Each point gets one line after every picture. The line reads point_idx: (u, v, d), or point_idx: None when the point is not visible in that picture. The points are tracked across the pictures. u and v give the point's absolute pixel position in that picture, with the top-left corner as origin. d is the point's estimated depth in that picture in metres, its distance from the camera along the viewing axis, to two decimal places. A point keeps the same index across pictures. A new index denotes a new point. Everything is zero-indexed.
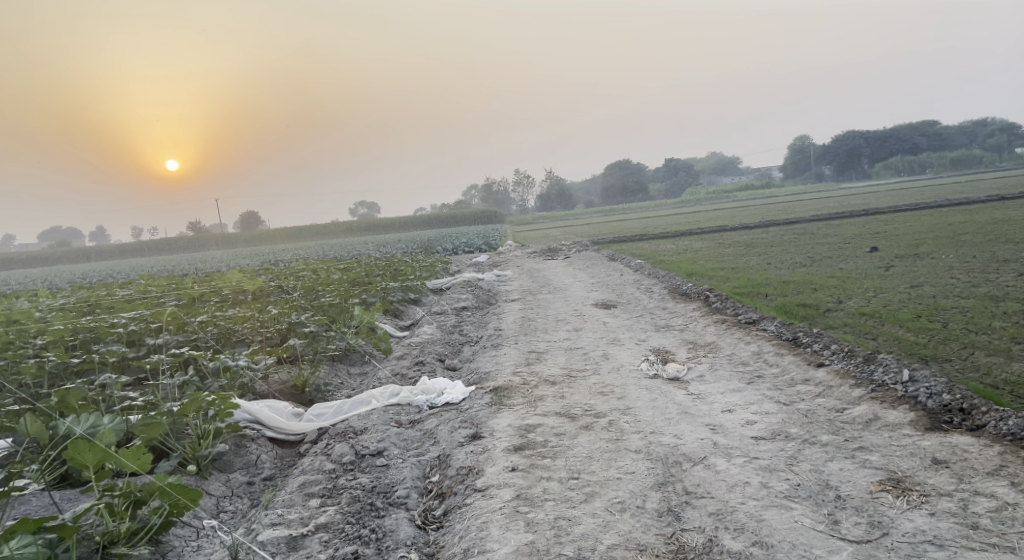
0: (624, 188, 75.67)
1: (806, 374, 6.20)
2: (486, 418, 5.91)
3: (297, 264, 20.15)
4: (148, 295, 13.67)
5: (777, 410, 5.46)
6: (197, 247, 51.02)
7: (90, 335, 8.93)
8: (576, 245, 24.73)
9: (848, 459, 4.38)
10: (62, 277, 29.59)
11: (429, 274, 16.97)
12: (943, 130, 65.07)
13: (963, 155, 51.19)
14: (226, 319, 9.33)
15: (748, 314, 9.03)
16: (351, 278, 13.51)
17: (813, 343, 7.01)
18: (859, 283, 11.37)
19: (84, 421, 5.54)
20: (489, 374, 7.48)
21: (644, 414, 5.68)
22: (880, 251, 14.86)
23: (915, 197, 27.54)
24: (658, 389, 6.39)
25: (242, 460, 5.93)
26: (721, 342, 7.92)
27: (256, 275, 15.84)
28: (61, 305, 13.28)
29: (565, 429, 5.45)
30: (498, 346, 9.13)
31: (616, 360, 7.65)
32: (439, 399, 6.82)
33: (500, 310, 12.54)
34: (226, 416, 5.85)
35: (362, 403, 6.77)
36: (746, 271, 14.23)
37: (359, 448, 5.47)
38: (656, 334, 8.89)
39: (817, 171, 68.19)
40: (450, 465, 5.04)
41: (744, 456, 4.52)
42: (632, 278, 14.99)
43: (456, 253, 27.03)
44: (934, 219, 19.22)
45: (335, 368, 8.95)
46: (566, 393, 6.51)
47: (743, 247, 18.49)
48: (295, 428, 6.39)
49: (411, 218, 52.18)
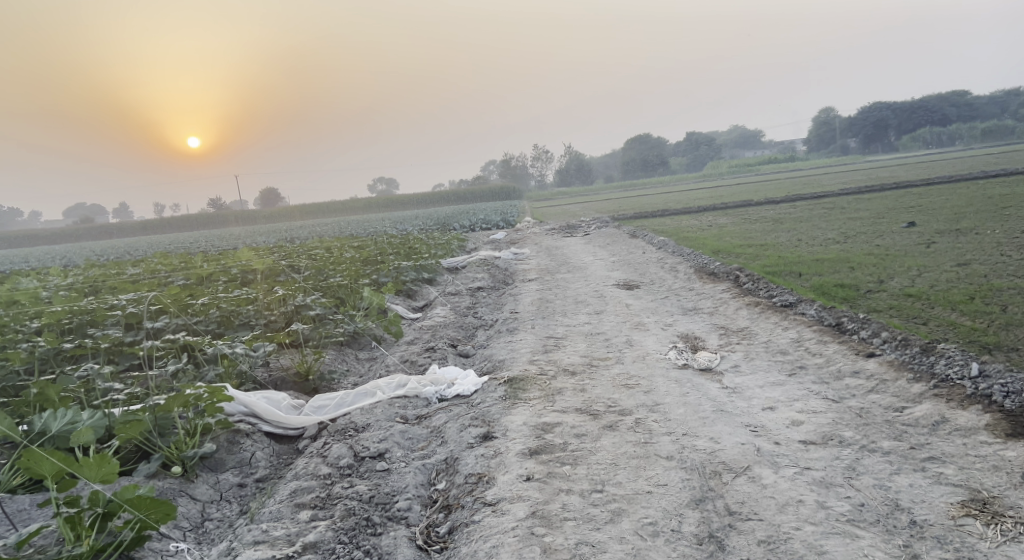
0: (645, 162, 74.52)
1: (854, 366, 5.58)
2: (498, 415, 5.35)
3: (311, 241, 19.65)
4: (155, 274, 13.18)
5: (825, 409, 4.86)
6: (215, 224, 50.75)
7: (86, 317, 8.46)
8: (596, 221, 24.03)
9: (919, 474, 3.78)
10: (77, 254, 29.29)
11: (445, 252, 16.39)
12: (973, 99, 63.20)
13: (994, 126, 49.59)
14: (228, 299, 8.81)
15: (783, 296, 8.38)
16: (363, 257, 12.97)
17: (860, 331, 6.38)
18: (899, 261, 10.66)
19: (61, 417, 5.04)
20: (504, 363, 6.93)
21: (675, 411, 5.09)
22: (918, 227, 14.08)
23: (947, 170, 26.45)
24: (689, 382, 5.79)
25: (234, 458, 5.41)
26: (755, 328, 7.29)
27: (267, 254, 15.34)
28: (67, 284, 12.84)
29: (587, 429, 4.88)
30: (514, 330, 8.55)
31: (641, 347, 7.06)
32: (449, 391, 6.27)
33: (517, 290, 11.96)
34: (216, 412, 5.33)
35: (366, 395, 6.22)
36: (776, 248, 13.51)
37: (357, 450, 4.93)
38: (683, 318, 8.28)
39: (842, 144, 66.60)
40: (458, 471, 4.49)
41: (793, 467, 3.93)
42: (656, 256, 14.35)
43: (474, 230, 26.44)
44: (973, 192, 18.33)
45: (342, 353, 8.43)
46: (587, 385, 5.94)
47: (770, 223, 17.73)
48: (294, 422, 5.86)
49: (428, 194, 51.52)
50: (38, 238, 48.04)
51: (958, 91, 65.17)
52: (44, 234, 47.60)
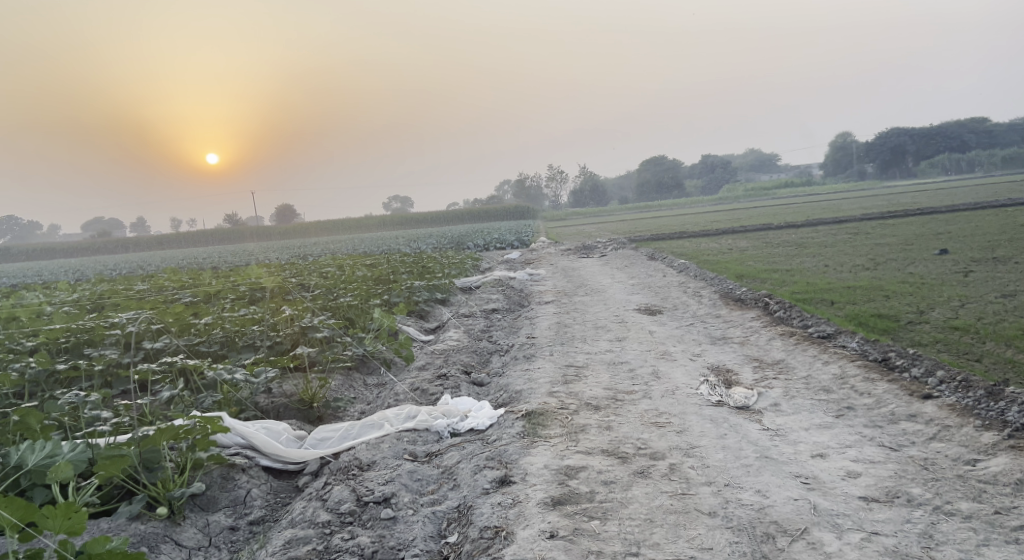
0: (659, 184, 74.18)
1: (909, 409, 5.06)
2: (517, 455, 4.84)
3: (324, 259, 19.26)
4: (163, 291, 12.80)
5: (884, 458, 4.35)
6: (230, 239, 50.66)
7: (85, 335, 8.03)
8: (613, 242, 23.53)
9: (1011, 547, 3.39)
10: (90, 269, 29.18)
11: (459, 272, 15.93)
12: (992, 128, 62.51)
13: (1014, 154, 48.73)
14: (233, 319, 8.37)
15: (820, 327, 7.86)
16: (375, 276, 12.53)
17: (911, 369, 5.87)
18: (937, 290, 10.10)
19: (39, 450, 4.59)
20: (521, 394, 6.44)
21: (713, 457, 4.58)
22: (950, 254, 13.50)
23: (972, 196, 25.75)
24: (726, 422, 5.27)
25: (228, 497, 4.96)
26: (792, 361, 6.77)
27: (279, 271, 14.91)
28: (73, 300, 12.48)
29: (616, 476, 4.39)
30: (531, 357, 8.05)
31: (670, 380, 6.55)
32: (462, 425, 5.79)
33: (534, 313, 11.48)
34: (209, 447, 4.87)
35: (373, 428, 5.74)
36: (802, 274, 12.97)
37: (360, 493, 4.48)
38: (712, 348, 7.76)
39: (859, 169, 65.82)
40: (471, 522, 4.04)
41: (859, 532, 3.54)
42: (677, 279, 13.85)
43: (488, 249, 26.07)
44: (1003, 219, 17.75)
45: (349, 379, 7.96)
46: (613, 423, 5.42)
47: (793, 248, 17.20)
48: (294, 456, 5.39)
49: (443, 212, 51.25)
50: (55, 250, 48.34)
51: (977, 119, 64.48)
52: (61, 247, 48.05)
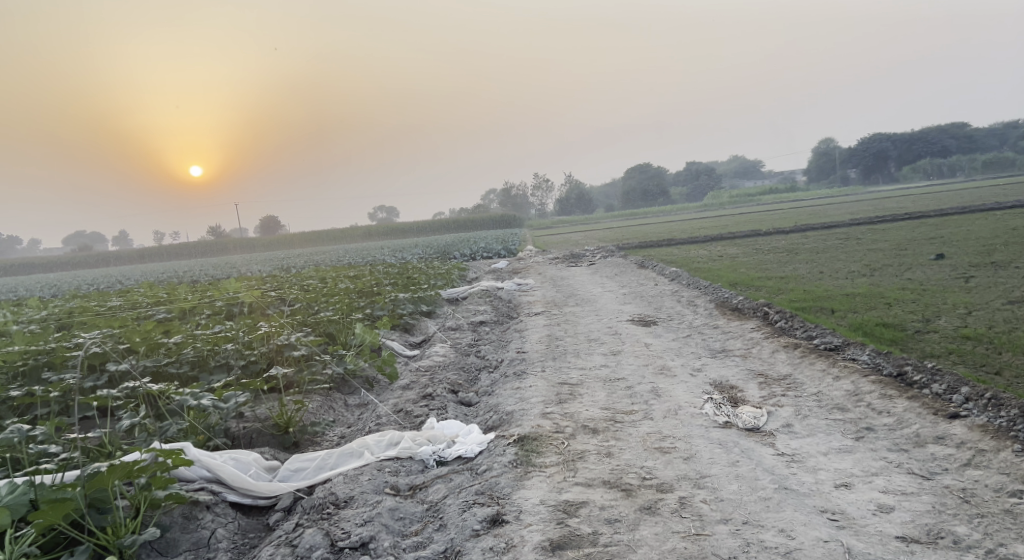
0: (645, 191, 74.00)
1: (936, 430, 4.65)
2: (511, 486, 4.41)
3: (307, 271, 18.75)
4: (136, 308, 12.19)
5: (917, 489, 4.00)
6: (214, 252, 49.87)
7: (43, 358, 7.44)
8: (601, 250, 23.08)
9: None
10: (67, 284, 28.38)
11: (445, 283, 15.43)
12: (973, 131, 62.62)
13: (996, 159, 48.73)
14: (205, 337, 7.82)
15: (826, 338, 7.45)
16: (358, 288, 12.01)
17: (932, 386, 5.48)
18: (941, 297, 9.74)
19: None
20: (512, 416, 5.99)
21: (727, 488, 4.15)
22: (947, 259, 13.16)
23: (961, 200, 25.51)
24: (737, 446, 4.83)
25: (191, 539, 4.49)
26: (800, 376, 6.35)
27: (258, 285, 14.33)
28: (41, 318, 11.86)
29: (622, 511, 3.99)
30: (521, 375, 7.57)
31: (672, 397, 6.12)
32: (449, 452, 5.31)
33: (523, 326, 11.00)
34: (165, 485, 4.38)
35: (351, 456, 5.25)
36: (798, 281, 12.58)
37: (335, 537, 4.08)
38: (713, 362, 7.33)
39: (843, 175, 65.78)
40: None
41: None
42: (670, 288, 13.43)
43: (474, 258, 25.59)
44: (996, 223, 17.45)
45: (328, 399, 7.45)
46: (614, 449, 4.98)
47: (786, 254, 16.86)
48: (265, 490, 4.89)
49: (428, 223, 50.74)
50: (35, 265, 47.36)
51: (958, 124, 64.70)
52: (42, 263, 47.31)
